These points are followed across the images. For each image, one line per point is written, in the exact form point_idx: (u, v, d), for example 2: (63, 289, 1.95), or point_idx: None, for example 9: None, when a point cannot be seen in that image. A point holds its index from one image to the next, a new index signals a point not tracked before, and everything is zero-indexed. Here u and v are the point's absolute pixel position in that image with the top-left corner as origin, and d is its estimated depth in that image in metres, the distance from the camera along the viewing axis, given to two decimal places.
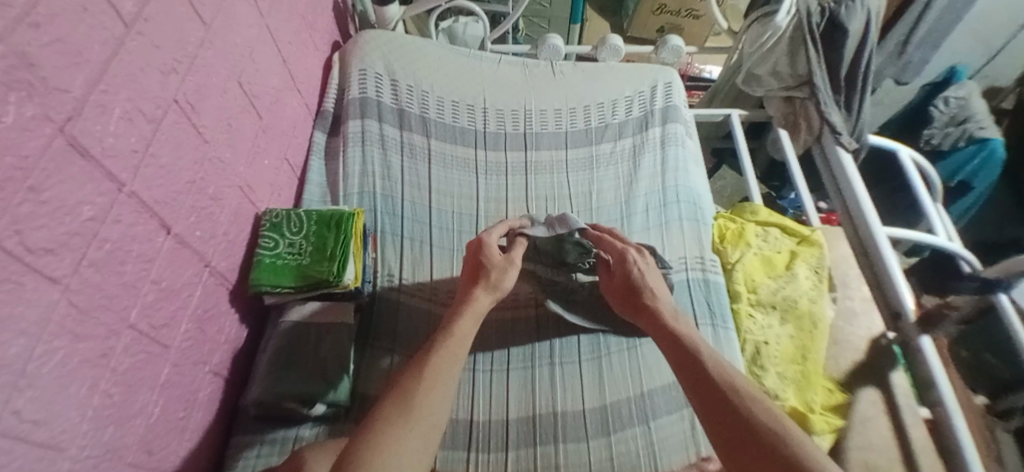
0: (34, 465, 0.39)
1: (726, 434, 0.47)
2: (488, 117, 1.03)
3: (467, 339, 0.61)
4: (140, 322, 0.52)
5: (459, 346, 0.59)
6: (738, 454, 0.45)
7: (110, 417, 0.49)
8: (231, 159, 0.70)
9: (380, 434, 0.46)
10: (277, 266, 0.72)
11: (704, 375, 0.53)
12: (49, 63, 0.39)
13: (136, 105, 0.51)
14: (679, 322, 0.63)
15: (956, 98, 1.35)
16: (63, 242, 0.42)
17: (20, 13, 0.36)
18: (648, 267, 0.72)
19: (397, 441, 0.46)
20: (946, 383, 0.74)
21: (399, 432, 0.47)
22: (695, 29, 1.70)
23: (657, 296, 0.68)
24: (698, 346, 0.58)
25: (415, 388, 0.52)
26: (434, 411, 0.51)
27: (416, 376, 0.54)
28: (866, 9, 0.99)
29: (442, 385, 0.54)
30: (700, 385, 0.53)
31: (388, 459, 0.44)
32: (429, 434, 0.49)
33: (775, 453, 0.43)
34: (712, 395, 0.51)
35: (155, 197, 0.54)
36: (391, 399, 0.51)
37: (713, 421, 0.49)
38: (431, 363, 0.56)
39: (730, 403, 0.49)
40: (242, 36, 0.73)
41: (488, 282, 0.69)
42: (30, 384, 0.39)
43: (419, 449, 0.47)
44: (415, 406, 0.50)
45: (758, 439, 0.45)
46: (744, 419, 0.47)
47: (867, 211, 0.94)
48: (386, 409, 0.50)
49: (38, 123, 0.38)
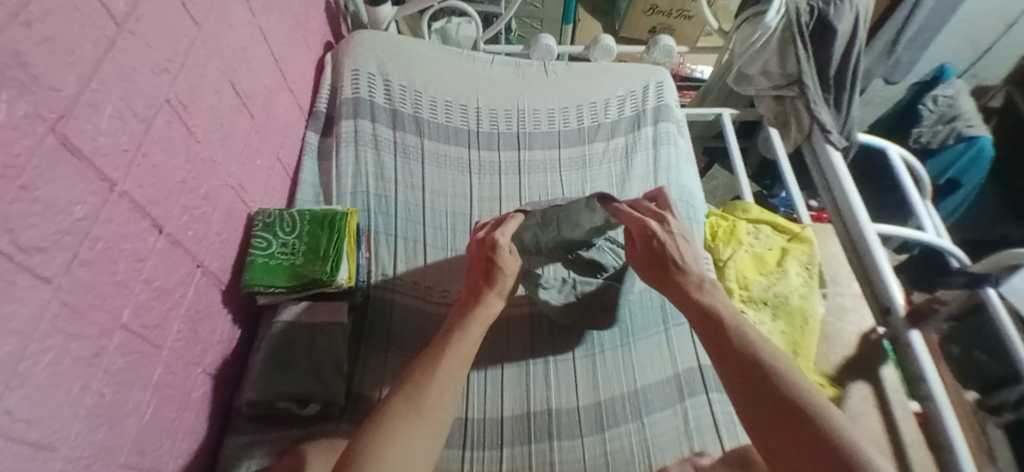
0: (26, 464, 0.39)
1: (754, 404, 0.44)
2: (481, 117, 1.03)
3: (476, 342, 0.61)
4: (132, 322, 0.52)
5: (471, 348, 0.59)
6: (764, 430, 0.42)
7: (103, 417, 0.48)
8: (223, 159, 0.70)
9: (384, 428, 0.46)
10: (270, 266, 0.72)
11: (731, 345, 0.50)
12: (41, 61, 0.39)
13: (128, 104, 0.51)
14: (707, 292, 0.59)
15: (944, 96, 1.39)
16: (54, 241, 0.41)
17: (12, 11, 0.36)
18: (676, 236, 0.67)
19: (405, 435, 0.46)
20: (935, 377, 0.75)
21: (407, 427, 0.47)
22: (687, 30, 1.72)
23: (685, 266, 0.63)
24: (726, 317, 0.54)
25: (428, 384, 0.52)
26: (443, 409, 0.51)
27: (426, 375, 0.54)
28: (855, 8, 1.00)
29: (451, 386, 0.54)
30: (726, 357, 0.49)
31: (395, 451, 0.45)
32: (439, 431, 0.49)
33: (807, 428, 0.40)
34: (736, 367, 0.47)
35: (148, 196, 0.54)
36: (400, 393, 0.51)
37: (737, 392, 0.46)
38: (443, 365, 0.55)
39: (761, 373, 0.45)
40: (235, 36, 0.73)
41: (499, 287, 0.68)
42: (21, 383, 0.39)
43: (425, 448, 0.47)
44: (425, 406, 0.50)
45: (790, 413, 0.41)
46: (775, 389, 0.43)
47: (857, 209, 0.95)
48: (397, 402, 0.50)
49: (30, 121, 0.38)
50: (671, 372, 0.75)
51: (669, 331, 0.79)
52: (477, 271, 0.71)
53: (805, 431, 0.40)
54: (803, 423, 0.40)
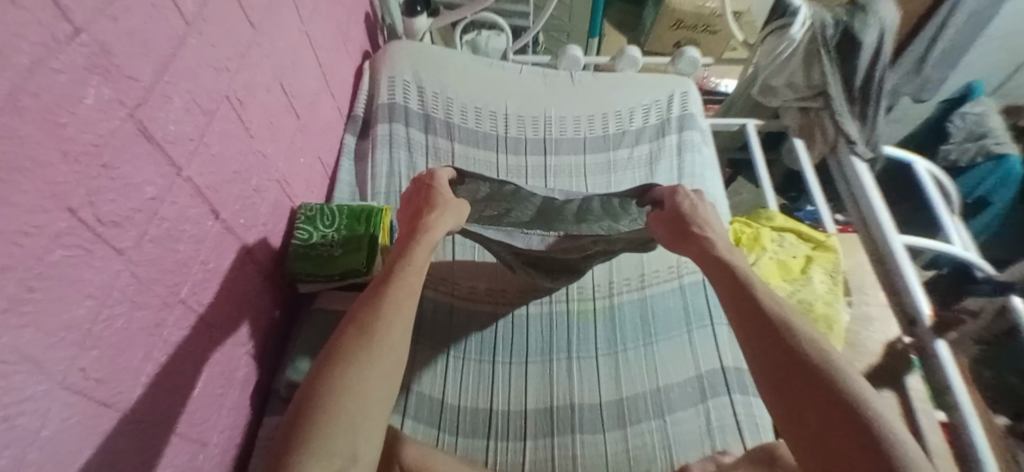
0: (91, 420, 0.42)
1: (769, 364, 0.45)
2: (509, 122, 1.07)
3: (422, 270, 0.57)
4: (189, 298, 0.56)
5: (415, 281, 0.54)
6: (784, 393, 0.43)
7: (160, 384, 0.52)
8: (272, 154, 0.75)
9: (343, 365, 0.44)
10: (311, 256, 0.77)
11: (757, 308, 0.49)
12: (123, 52, 0.44)
13: (194, 97, 0.55)
14: (733, 255, 0.59)
15: (973, 113, 1.39)
16: (128, 217, 0.45)
17: (100, 7, 0.41)
18: (695, 206, 0.67)
19: (362, 377, 0.44)
20: (962, 388, 0.74)
21: (362, 364, 0.44)
22: (712, 45, 1.75)
23: (707, 228, 0.64)
24: (754, 283, 0.53)
25: (376, 324, 0.48)
26: (396, 349, 0.48)
27: (378, 314, 0.49)
28: (881, 22, 1.00)
29: (404, 318, 0.50)
30: (750, 319, 0.49)
31: (351, 393, 0.42)
32: (395, 368, 0.46)
33: (830, 395, 0.40)
34: (761, 330, 0.47)
35: (207, 183, 0.58)
36: (352, 326, 0.48)
37: (755, 354, 0.47)
38: (390, 296, 0.51)
39: (778, 337, 0.46)
40: (285, 41, 0.78)
41: (439, 213, 0.65)
42: (95, 344, 0.42)
43: (382, 392, 0.44)
44: (376, 345, 0.46)
45: (806, 377, 0.42)
46: (795, 355, 0.44)
47: (882, 219, 0.95)
48: (346, 338, 0.47)
49: (112, 106, 0.42)
50: (693, 372, 0.76)
51: (691, 332, 0.80)
52: (411, 207, 0.68)
53: (822, 395, 0.41)
54: (821, 387, 0.41)
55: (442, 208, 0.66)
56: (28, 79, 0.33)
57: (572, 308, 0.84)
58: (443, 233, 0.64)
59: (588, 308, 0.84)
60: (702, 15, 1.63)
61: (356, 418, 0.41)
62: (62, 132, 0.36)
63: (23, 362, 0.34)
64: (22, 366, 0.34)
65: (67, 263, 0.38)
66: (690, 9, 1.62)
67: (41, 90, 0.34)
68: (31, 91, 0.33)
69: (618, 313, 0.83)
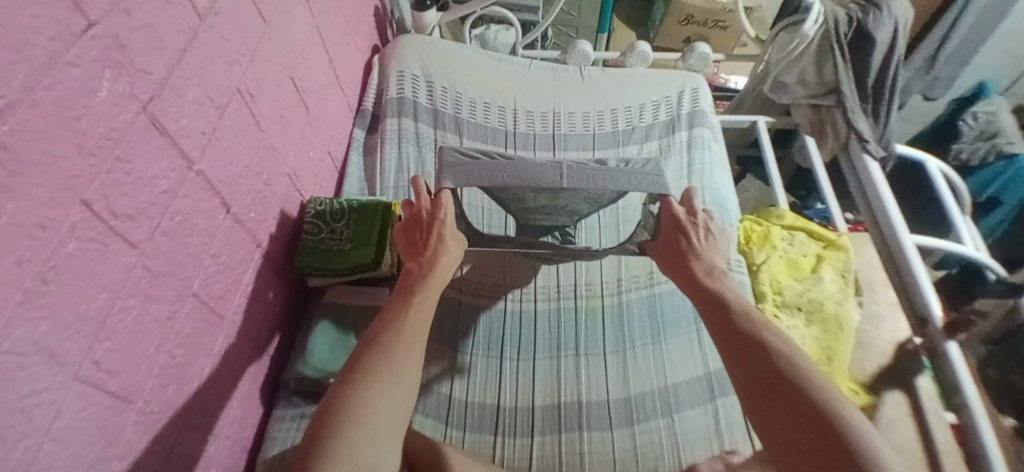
0: (104, 412, 0.42)
1: (757, 382, 0.47)
2: (518, 118, 1.06)
3: (436, 299, 0.59)
4: (200, 291, 0.56)
5: (427, 308, 0.57)
6: (771, 410, 0.44)
7: (172, 377, 0.52)
8: (282, 148, 0.75)
9: (364, 382, 0.46)
10: (320, 251, 0.77)
11: (752, 334, 0.51)
12: (136, 46, 0.44)
13: (206, 91, 0.55)
14: (728, 284, 0.61)
15: (984, 112, 1.37)
16: (141, 210, 0.45)
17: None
18: (702, 227, 0.69)
19: (378, 396, 0.46)
20: (974, 391, 0.74)
21: (382, 382, 0.47)
22: (722, 40, 1.73)
23: (705, 256, 0.66)
24: (747, 310, 0.55)
25: (395, 345, 0.50)
26: (411, 372, 0.50)
27: (397, 336, 0.51)
28: (894, 19, 1.01)
29: (420, 341, 0.53)
30: (747, 345, 0.50)
31: (372, 409, 0.45)
32: (408, 390, 0.49)
33: (816, 415, 0.42)
34: (754, 353, 0.49)
35: (219, 177, 0.59)
36: (370, 348, 0.50)
37: (745, 373, 0.49)
38: (409, 321, 0.54)
39: (766, 357, 0.48)
40: (296, 34, 0.78)
41: (444, 238, 0.66)
42: (109, 336, 0.42)
43: (395, 409, 0.47)
44: (392, 366, 0.49)
45: (791, 396, 0.44)
46: (781, 373, 0.46)
47: (895, 219, 0.95)
48: (366, 357, 0.49)
49: (125, 99, 0.42)
50: (702, 372, 0.76)
51: (701, 330, 0.80)
52: (410, 235, 0.68)
53: (807, 413, 0.43)
54: (805, 404, 0.43)
55: (447, 234, 0.67)
56: (43, 72, 0.33)
57: (579, 305, 0.83)
58: (452, 264, 0.65)
59: (595, 306, 0.83)
60: (712, 10, 1.62)
61: (371, 433, 0.44)
62: (77, 126, 0.36)
63: (39, 354, 0.34)
64: (36, 358, 0.34)
65: (81, 256, 0.38)
66: (700, 5, 1.60)
67: (55, 83, 0.34)
68: (45, 84, 0.33)
69: (626, 310, 0.83)
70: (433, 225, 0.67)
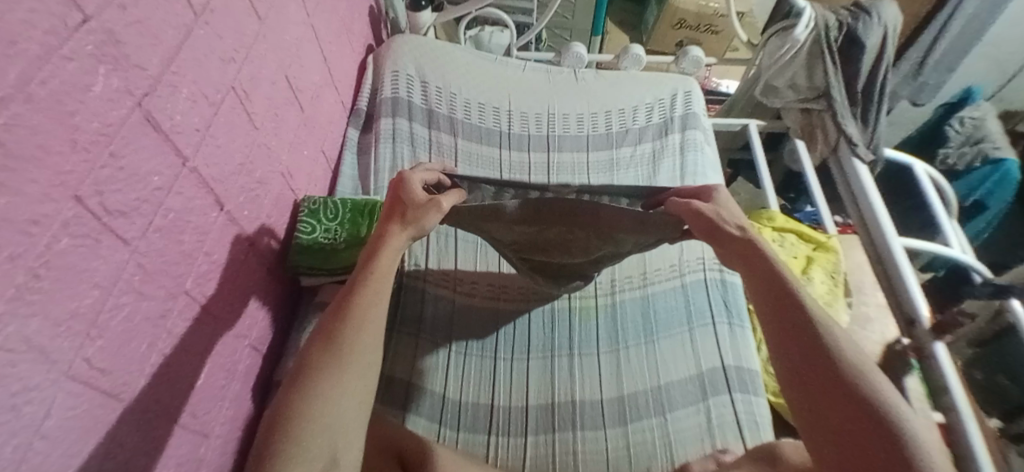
0: (94, 410, 0.42)
1: (808, 366, 0.45)
2: (512, 118, 1.07)
3: (389, 275, 0.55)
4: (193, 290, 0.55)
5: (385, 288, 0.53)
6: (807, 387, 0.44)
7: (163, 376, 0.51)
8: (276, 146, 0.75)
9: (312, 376, 0.44)
10: (313, 250, 0.77)
11: (793, 306, 0.49)
12: (131, 41, 0.43)
13: (200, 88, 0.55)
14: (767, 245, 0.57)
15: (971, 117, 1.41)
16: (134, 207, 0.45)
17: None
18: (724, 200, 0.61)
19: (330, 387, 0.43)
20: (959, 389, 0.75)
21: (333, 373, 0.44)
22: (714, 44, 1.76)
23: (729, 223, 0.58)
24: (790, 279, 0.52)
25: (343, 329, 0.48)
26: (369, 356, 0.47)
27: (349, 321, 0.49)
28: (883, 23, 1.03)
29: (375, 324, 0.50)
30: (788, 318, 0.48)
31: (321, 403, 0.42)
32: (366, 375, 0.46)
33: (850, 400, 0.42)
34: (797, 325, 0.48)
35: (212, 174, 0.58)
36: (319, 337, 0.48)
37: (791, 349, 0.46)
38: (358, 302, 0.50)
39: (813, 332, 0.46)
40: (291, 33, 0.78)
41: (405, 216, 0.60)
42: (100, 334, 0.42)
43: (353, 397, 0.44)
44: (344, 353, 0.46)
45: (835, 383, 0.43)
46: (828, 356, 0.45)
47: (883, 221, 0.96)
48: (315, 351, 0.46)
49: (119, 95, 0.42)
50: (693, 371, 0.77)
51: (693, 330, 0.81)
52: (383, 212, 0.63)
53: (855, 399, 0.42)
54: (846, 386, 0.42)
55: (406, 210, 0.61)
56: (38, 66, 0.33)
57: (574, 305, 0.84)
58: (406, 239, 0.59)
59: (590, 306, 0.84)
60: (704, 15, 1.64)
61: (329, 423, 0.42)
62: (71, 120, 0.36)
63: (29, 351, 0.34)
64: (26, 355, 0.34)
65: (74, 252, 0.38)
66: (692, 9, 1.61)
67: (50, 78, 0.34)
68: (39, 78, 0.33)
69: (620, 310, 0.83)
70: (398, 201, 0.63)
